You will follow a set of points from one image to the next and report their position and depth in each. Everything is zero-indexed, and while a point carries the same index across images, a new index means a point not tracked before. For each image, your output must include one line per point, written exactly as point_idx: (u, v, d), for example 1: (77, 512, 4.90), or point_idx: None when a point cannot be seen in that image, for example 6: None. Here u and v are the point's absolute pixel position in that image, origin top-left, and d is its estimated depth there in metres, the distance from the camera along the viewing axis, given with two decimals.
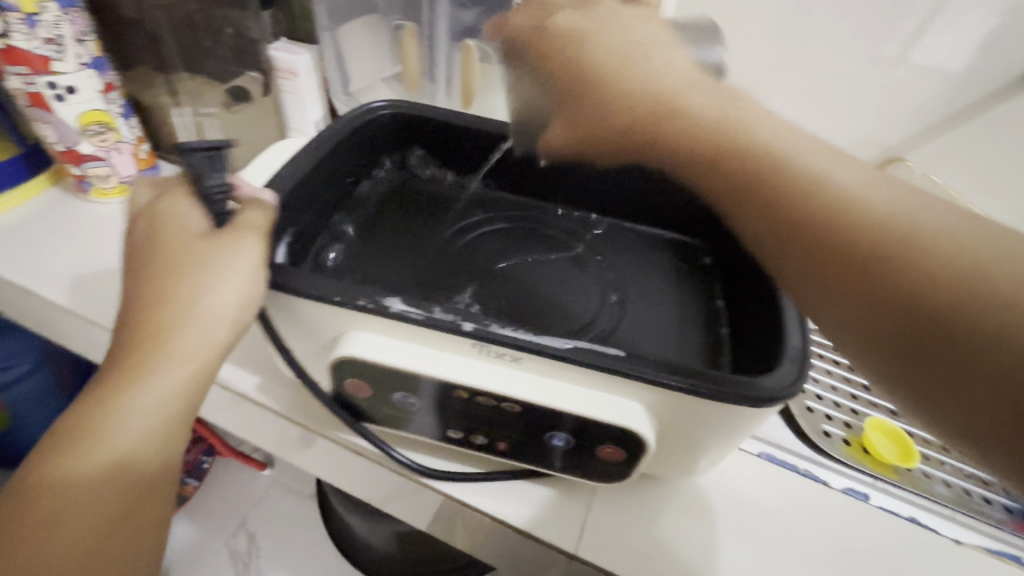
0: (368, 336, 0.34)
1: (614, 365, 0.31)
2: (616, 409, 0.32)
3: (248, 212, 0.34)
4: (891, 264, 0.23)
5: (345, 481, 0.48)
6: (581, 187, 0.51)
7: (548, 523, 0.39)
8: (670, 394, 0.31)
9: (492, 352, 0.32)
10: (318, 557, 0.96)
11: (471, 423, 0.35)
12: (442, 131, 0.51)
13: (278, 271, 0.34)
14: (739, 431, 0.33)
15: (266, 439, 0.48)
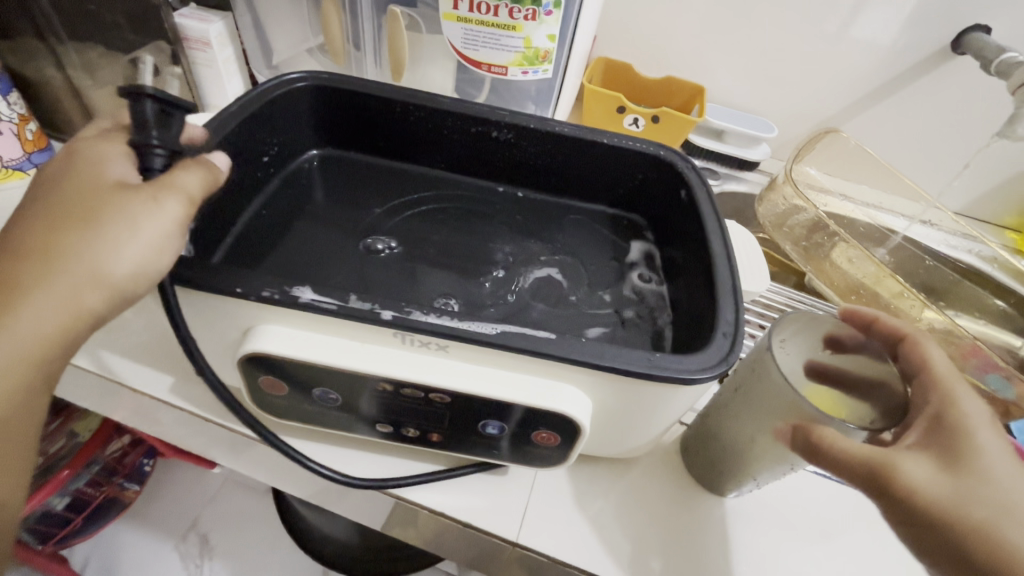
0: (280, 328, 0.31)
1: (544, 349, 0.29)
2: (549, 394, 0.31)
3: (183, 174, 0.30)
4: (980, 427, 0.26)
5: (281, 480, 0.45)
6: (519, 163, 0.49)
7: (490, 512, 0.38)
8: (603, 375, 0.30)
9: (416, 341, 0.30)
10: (275, 554, 0.93)
11: (400, 416, 0.33)
12: (366, 105, 0.47)
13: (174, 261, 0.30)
14: (675, 409, 0.33)
15: (190, 441, 0.45)
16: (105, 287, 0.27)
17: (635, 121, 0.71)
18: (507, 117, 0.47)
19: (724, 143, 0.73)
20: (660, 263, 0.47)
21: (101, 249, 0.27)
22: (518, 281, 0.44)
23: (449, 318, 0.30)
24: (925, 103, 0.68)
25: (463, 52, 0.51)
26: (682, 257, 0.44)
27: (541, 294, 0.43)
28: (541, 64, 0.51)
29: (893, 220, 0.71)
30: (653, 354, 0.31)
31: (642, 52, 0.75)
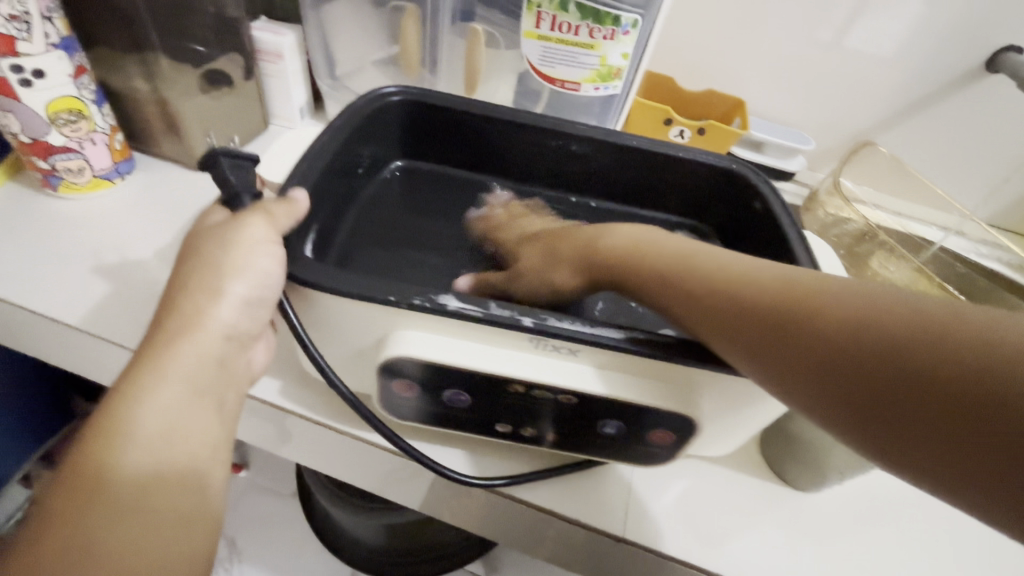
0: (419, 335, 0.33)
1: (673, 352, 0.31)
2: (671, 395, 0.33)
3: (271, 205, 0.33)
4: (908, 362, 0.22)
5: (368, 479, 0.47)
6: (596, 174, 0.51)
7: (592, 508, 0.41)
8: (722, 379, 0.32)
9: (550, 345, 0.32)
10: (306, 556, 0.94)
11: (523, 417, 0.35)
12: (453, 118, 0.49)
13: (321, 271, 0.32)
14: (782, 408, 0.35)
15: (282, 441, 0.46)
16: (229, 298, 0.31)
17: (680, 132, 0.73)
18: (588, 130, 0.49)
19: (763, 154, 0.76)
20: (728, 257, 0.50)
21: (225, 264, 0.31)
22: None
23: (581, 324, 0.32)
24: (959, 119, 0.71)
25: (539, 67, 0.53)
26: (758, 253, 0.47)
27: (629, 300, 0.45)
28: (613, 80, 0.54)
29: (925, 229, 0.74)
30: None
31: (685, 66, 0.78)
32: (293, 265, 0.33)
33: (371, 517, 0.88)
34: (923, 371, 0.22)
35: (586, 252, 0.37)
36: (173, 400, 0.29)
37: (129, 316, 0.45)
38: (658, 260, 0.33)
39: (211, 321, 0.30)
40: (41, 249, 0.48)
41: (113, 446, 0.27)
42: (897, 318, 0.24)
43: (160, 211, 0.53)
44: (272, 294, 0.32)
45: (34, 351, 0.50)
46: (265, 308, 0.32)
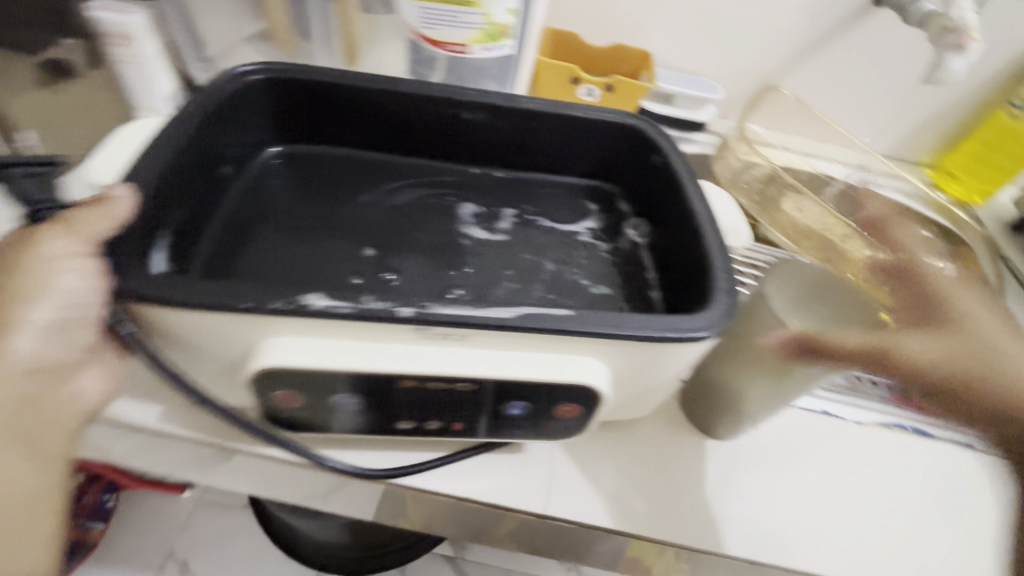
0: (291, 339, 0.30)
1: (563, 325, 0.30)
2: (570, 368, 0.32)
3: (77, 209, 0.30)
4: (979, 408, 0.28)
5: (289, 490, 0.44)
6: (495, 142, 0.48)
7: (515, 489, 0.39)
8: (617, 344, 0.32)
9: (436, 334, 0.30)
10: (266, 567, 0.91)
11: (424, 409, 0.33)
12: (328, 94, 0.44)
13: (159, 282, 0.28)
14: (684, 364, 0.35)
15: (184, 465, 0.42)
16: (26, 327, 0.29)
17: (589, 91, 0.71)
18: (478, 96, 0.45)
19: (674, 106, 0.76)
20: (637, 217, 0.49)
21: (22, 289, 0.29)
22: (480, 243, 0.45)
23: (465, 307, 0.30)
24: (854, 55, 0.72)
25: (421, 31, 0.50)
26: (663, 208, 0.46)
27: (528, 264, 0.44)
28: (503, 39, 0.50)
29: (831, 166, 0.77)
30: (661, 317, 0.32)
31: (589, 20, 0.75)
32: (122, 279, 0.28)
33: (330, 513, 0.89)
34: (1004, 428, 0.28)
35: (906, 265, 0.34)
36: None
37: None
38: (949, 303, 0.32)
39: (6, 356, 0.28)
40: None
41: None
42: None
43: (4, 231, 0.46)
44: (84, 314, 0.30)
45: None
46: (78, 330, 0.31)
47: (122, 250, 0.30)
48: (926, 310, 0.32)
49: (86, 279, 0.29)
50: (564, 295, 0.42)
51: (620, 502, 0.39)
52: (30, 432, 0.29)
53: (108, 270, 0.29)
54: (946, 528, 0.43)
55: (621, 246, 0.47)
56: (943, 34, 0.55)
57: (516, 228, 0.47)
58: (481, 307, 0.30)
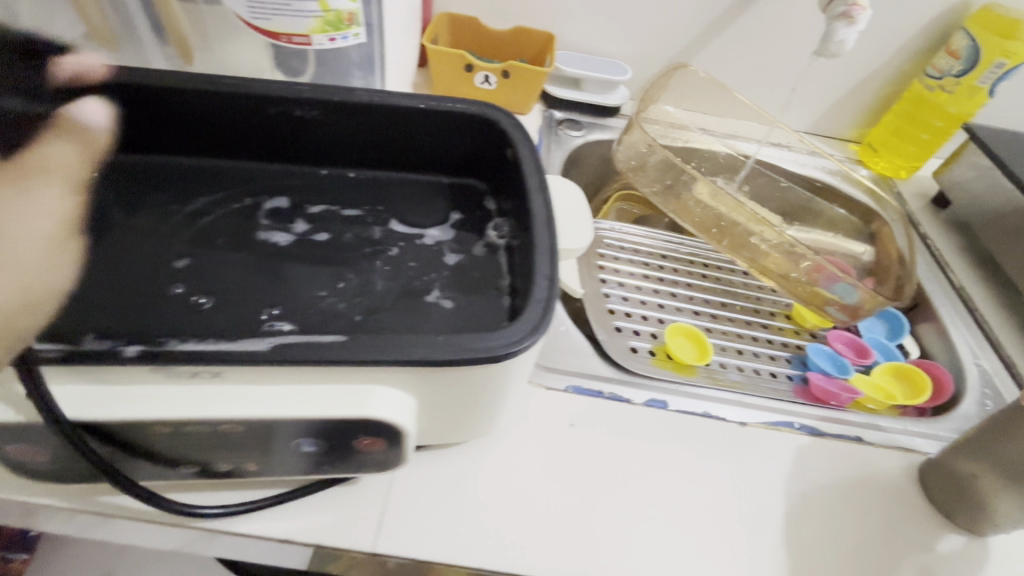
0: (11, 387, 0.27)
1: (329, 354, 0.27)
2: (357, 399, 0.29)
3: None
4: None
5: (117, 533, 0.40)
6: (335, 141, 0.44)
7: (345, 528, 0.35)
8: (409, 369, 0.28)
9: (184, 372, 0.27)
10: None
11: (205, 451, 0.29)
12: (131, 98, 0.40)
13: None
14: (501, 382, 0.32)
15: None
16: None
17: (485, 78, 0.67)
18: (310, 92, 0.41)
19: (579, 91, 0.72)
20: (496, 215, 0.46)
21: None
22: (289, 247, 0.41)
23: (218, 340, 0.27)
24: (762, 28, 0.68)
25: (254, 22, 0.45)
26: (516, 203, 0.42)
27: (336, 266, 0.41)
28: (348, 29, 0.46)
29: (745, 145, 0.73)
30: (457, 337, 0.29)
31: (484, 3, 0.71)
32: None
33: None
34: None
35: None
36: None
37: None
38: None
39: None
40: None
41: None
42: None
43: None
44: None
45: None
46: None
47: None
48: None
49: None
50: (384, 303, 0.39)
51: (465, 539, 0.35)
52: None
53: None
54: (808, 525, 0.41)
55: (475, 250, 0.43)
56: (832, 3, 0.51)
57: (318, 224, 0.43)
58: (239, 339, 0.27)
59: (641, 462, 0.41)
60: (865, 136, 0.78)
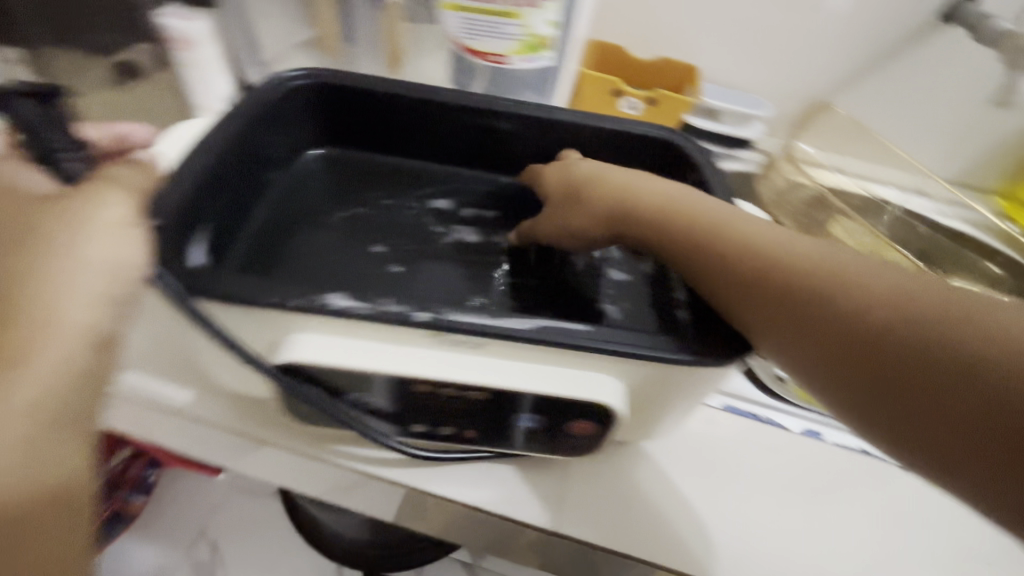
0: (311, 337, 0.33)
1: (579, 339, 0.31)
2: (585, 383, 0.33)
3: (121, 172, 0.30)
4: (821, 301, 0.27)
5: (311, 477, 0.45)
6: (525, 153, 0.48)
7: (531, 504, 0.40)
8: (633, 361, 0.32)
9: (450, 341, 0.33)
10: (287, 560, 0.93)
11: (439, 416, 0.36)
12: (369, 102, 0.46)
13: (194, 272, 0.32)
14: (705, 384, 0.34)
15: (233, 454, 0.45)
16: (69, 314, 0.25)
17: (631, 104, 0.70)
18: (511, 106, 0.45)
19: (719, 123, 0.73)
20: None
21: (58, 245, 0.26)
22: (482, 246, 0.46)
23: (485, 315, 0.32)
24: (916, 74, 0.69)
25: (462, 41, 0.50)
26: None
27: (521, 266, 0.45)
28: (543, 51, 0.51)
29: (887, 191, 0.73)
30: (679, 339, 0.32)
31: (635, 35, 0.75)
32: (166, 267, 0.31)
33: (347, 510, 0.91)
34: (880, 330, 0.25)
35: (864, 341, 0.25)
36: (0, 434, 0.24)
37: None
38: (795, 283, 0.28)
39: (62, 322, 0.25)
40: None
41: None
42: (870, 286, 0.26)
43: None
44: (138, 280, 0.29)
45: None
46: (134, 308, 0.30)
47: (163, 232, 0.33)
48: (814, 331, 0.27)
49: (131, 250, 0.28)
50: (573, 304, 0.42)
51: (638, 531, 0.39)
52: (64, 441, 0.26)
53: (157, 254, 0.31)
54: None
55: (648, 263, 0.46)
56: None
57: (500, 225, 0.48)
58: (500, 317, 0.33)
59: (796, 486, 0.43)
60: (1010, 188, 0.76)
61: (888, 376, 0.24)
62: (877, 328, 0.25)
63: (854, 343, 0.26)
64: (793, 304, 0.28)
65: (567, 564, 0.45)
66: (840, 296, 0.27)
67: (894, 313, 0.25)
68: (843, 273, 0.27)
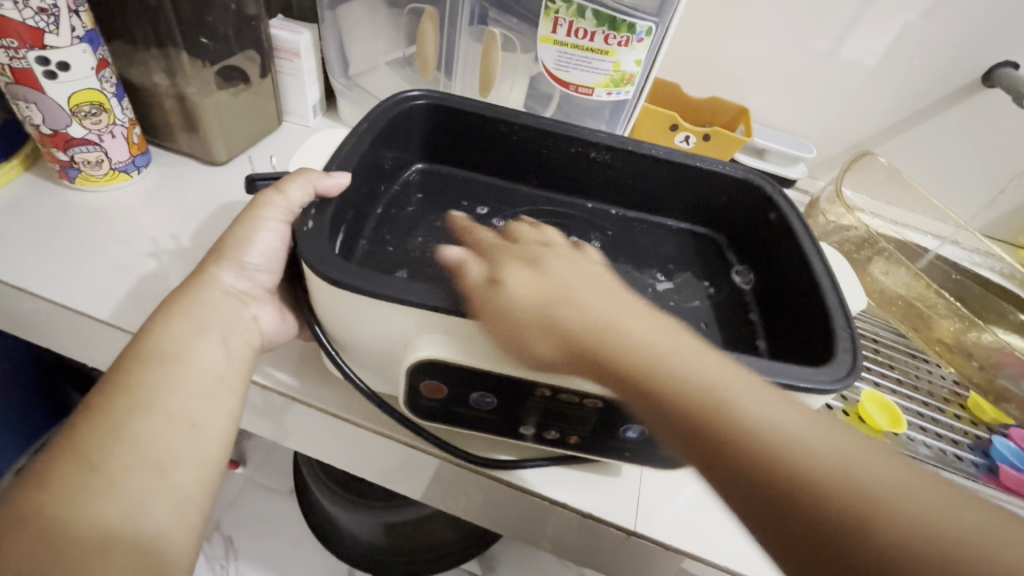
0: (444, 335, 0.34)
1: None
2: None
3: (287, 184, 0.38)
4: (793, 479, 0.26)
5: (389, 462, 0.48)
6: (612, 179, 0.50)
7: (609, 505, 0.42)
8: None
9: None
10: (301, 557, 0.91)
11: (545, 420, 0.36)
12: (475, 123, 0.50)
13: (330, 262, 0.33)
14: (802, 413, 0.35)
15: (321, 433, 0.49)
16: (207, 315, 0.38)
17: (686, 138, 0.74)
18: (606, 139, 0.48)
19: (767, 161, 0.77)
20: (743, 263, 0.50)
21: (231, 234, 0.39)
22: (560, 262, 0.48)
23: None
24: (952, 131, 0.74)
25: (554, 71, 0.55)
26: (773, 257, 0.46)
27: None
28: (626, 86, 0.55)
29: (921, 237, 0.75)
30: (789, 366, 0.33)
31: (690, 75, 0.80)
32: (313, 257, 0.33)
33: (368, 514, 0.86)
34: (813, 489, 0.25)
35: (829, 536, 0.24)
36: (116, 460, 0.31)
37: (146, 304, 0.46)
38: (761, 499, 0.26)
39: (214, 281, 0.39)
40: (60, 233, 0.50)
41: (67, 490, 0.30)
42: (800, 445, 0.26)
43: (175, 204, 0.54)
44: (270, 263, 0.40)
45: (68, 350, 0.51)
46: (261, 272, 0.40)
47: (310, 230, 0.35)
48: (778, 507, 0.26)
49: (272, 240, 0.40)
50: None
51: (704, 538, 0.42)
52: (156, 472, 0.32)
53: (302, 247, 0.34)
54: None
55: (723, 292, 0.48)
56: None
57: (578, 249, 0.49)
58: None
59: None
60: None
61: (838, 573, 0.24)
62: (889, 557, 0.23)
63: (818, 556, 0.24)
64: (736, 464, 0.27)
65: (616, 564, 0.48)
66: (810, 477, 0.26)
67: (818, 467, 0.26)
68: (679, 375, 0.29)
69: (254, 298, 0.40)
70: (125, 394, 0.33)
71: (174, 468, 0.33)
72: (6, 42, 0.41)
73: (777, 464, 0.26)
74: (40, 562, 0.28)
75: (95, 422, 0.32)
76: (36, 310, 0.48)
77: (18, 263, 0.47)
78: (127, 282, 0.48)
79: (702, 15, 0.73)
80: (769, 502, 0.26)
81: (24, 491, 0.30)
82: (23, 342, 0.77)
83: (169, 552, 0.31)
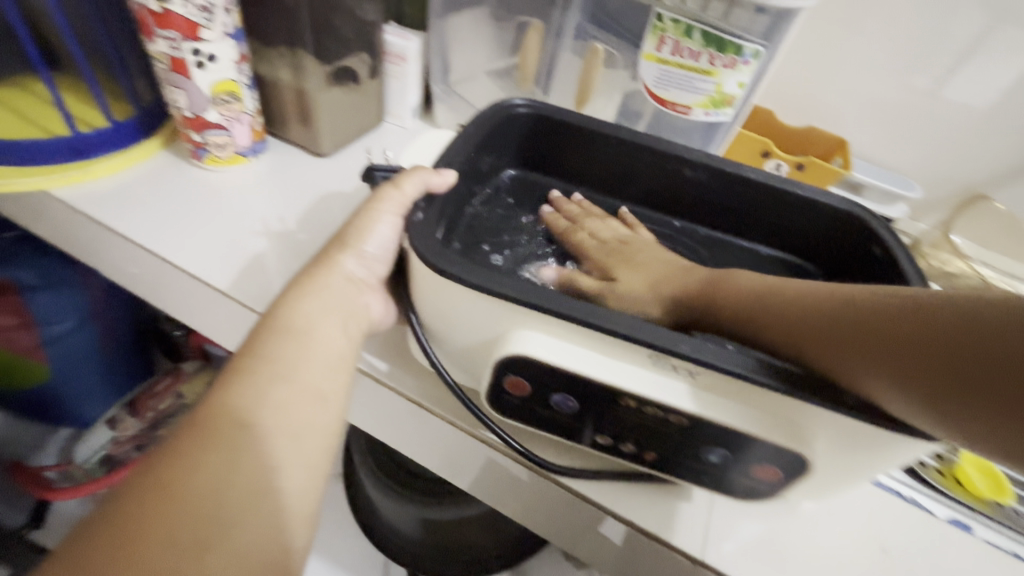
0: (535, 335, 0.34)
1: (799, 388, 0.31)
2: (786, 433, 0.32)
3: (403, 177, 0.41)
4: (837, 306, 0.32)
5: (454, 456, 0.49)
6: (705, 199, 0.50)
7: (676, 529, 0.41)
8: (850, 423, 0.31)
9: (669, 364, 0.33)
10: (344, 540, 0.93)
11: (625, 432, 0.36)
12: (572, 134, 0.50)
13: (436, 252, 0.35)
14: (907, 459, 0.32)
15: (393, 418, 0.50)
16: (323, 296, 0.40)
17: (777, 165, 0.71)
18: (703, 158, 0.47)
19: (864, 197, 0.73)
20: None
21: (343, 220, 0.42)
22: None
23: (706, 350, 0.32)
24: None
25: (653, 89, 0.55)
26: None
27: None
28: (725, 108, 0.54)
29: None
30: None
31: (787, 102, 0.77)
32: (422, 246, 0.35)
33: (413, 509, 0.88)
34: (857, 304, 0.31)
35: (873, 324, 0.29)
36: (249, 433, 0.33)
37: (253, 278, 0.50)
38: (821, 324, 0.32)
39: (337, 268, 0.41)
40: (186, 206, 0.55)
41: (207, 456, 0.32)
42: (834, 291, 0.33)
43: (283, 189, 0.58)
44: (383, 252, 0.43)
45: (177, 313, 0.56)
46: (375, 262, 0.43)
47: (418, 222, 0.37)
48: (828, 329, 0.31)
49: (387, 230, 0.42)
50: None
51: None
52: (281, 448, 0.34)
53: (410, 236, 0.36)
54: None
55: None
56: None
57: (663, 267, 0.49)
58: (721, 354, 0.32)
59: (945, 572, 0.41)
60: None
61: (900, 346, 0.27)
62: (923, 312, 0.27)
63: (930, 353, 0.26)
64: (817, 319, 0.32)
65: None
66: (848, 299, 0.31)
67: (856, 297, 0.31)
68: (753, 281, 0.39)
69: (368, 285, 0.43)
70: (257, 367, 0.36)
71: (305, 438, 0.35)
72: (168, 33, 0.46)
73: (823, 301, 0.33)
74: (188, 524, 0.30)
75: (232, 391, 0.35)
76: (158, 273, 0.53)
77: (148, 230, 0.52)
78: (236, 256, 0.52)
79: (808, 42, 0.71)
80: (823, 326, 0.32)
81: (169, 452, 0.32)
82: (128, 302, 0.85)
83: (287, 524, 0.33)
